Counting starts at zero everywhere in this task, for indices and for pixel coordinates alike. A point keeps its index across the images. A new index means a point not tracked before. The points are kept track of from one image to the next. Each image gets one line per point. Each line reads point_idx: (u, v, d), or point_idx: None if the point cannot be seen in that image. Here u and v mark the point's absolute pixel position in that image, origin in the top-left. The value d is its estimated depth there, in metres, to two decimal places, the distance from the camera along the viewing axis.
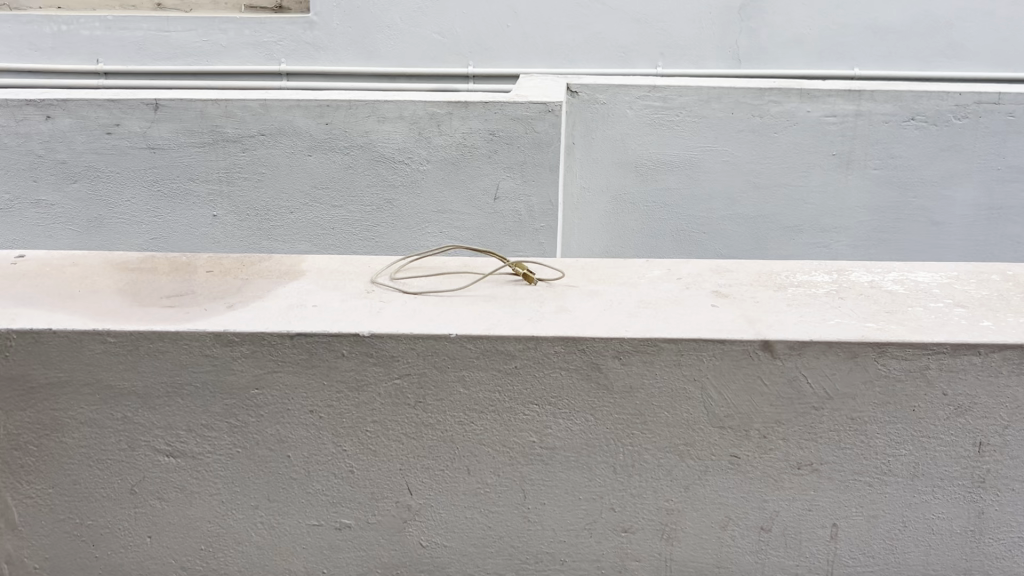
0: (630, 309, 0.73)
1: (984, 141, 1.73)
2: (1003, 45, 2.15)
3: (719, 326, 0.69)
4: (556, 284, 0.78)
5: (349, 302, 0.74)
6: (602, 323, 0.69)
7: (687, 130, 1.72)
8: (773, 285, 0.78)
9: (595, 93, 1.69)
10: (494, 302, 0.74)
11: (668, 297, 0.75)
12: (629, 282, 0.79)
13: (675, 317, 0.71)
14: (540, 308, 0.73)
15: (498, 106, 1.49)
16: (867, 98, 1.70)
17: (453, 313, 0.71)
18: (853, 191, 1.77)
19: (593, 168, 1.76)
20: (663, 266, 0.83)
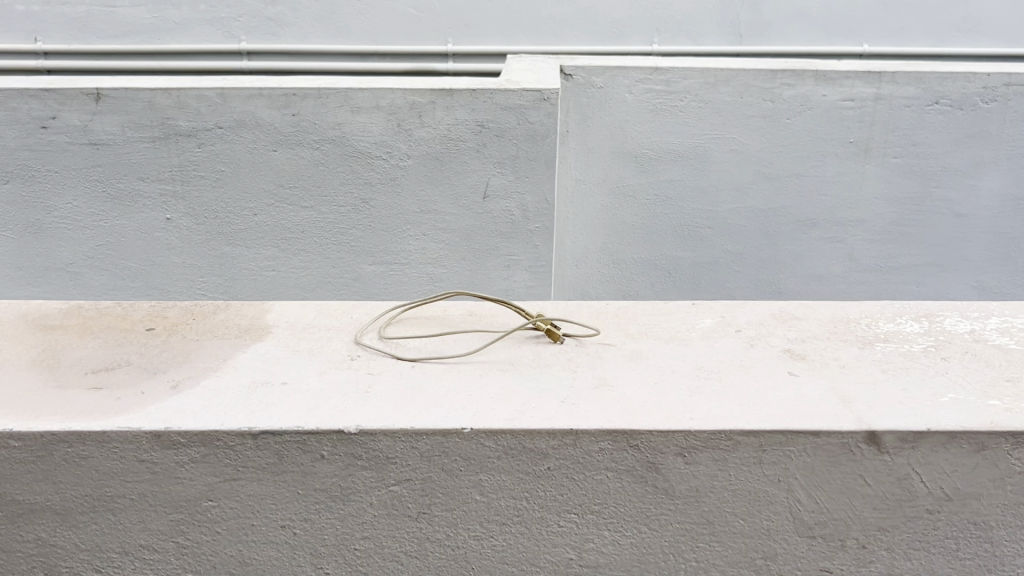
0: (688, 381, 0.57)
1: (1013, 126, 1.57)
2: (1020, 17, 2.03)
3: (807, 411, 0.54)
4: (588, 343, 0.63)
5: (328, 376, 0.58)
6: (658, 407, 0.54)
7: (692, 116, 1.56)
8: (855, 341, 0.63)
9: (591, 76, 1.53)
10: (513, 373, 0.58)
11: (731, 362, 0.60)
12: (678, 338, 0.63)
13: (746, 393, 0.56)
14: (573, 383, 0.57)
15: (487, 94, 1.33)
16: (887, 80, 1.55)
17: (464, 393, 0.56)
18: (871, 181, 1.61)
19: (588, 158, 1.60)
20: (714, 313, 0.68)
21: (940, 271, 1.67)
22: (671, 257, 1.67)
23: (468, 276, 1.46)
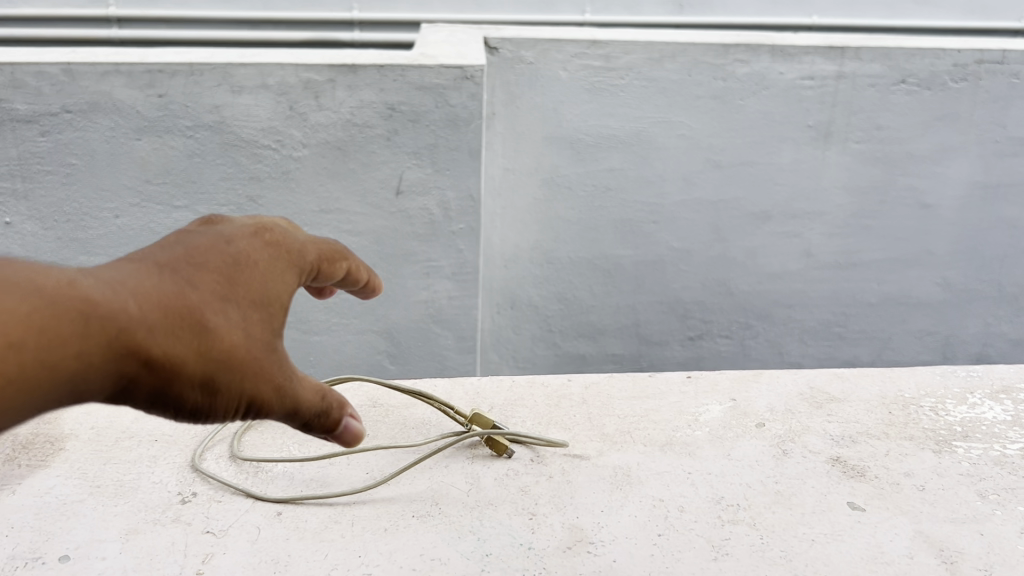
0: (720, 513, 0.52)
1: (984, 108, 1.41)
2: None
3: (880, 572, 0.48)
4: (579, 461, 0.57)
5: (132, 545, 0.51)
6: (711, 569, 0.48)
7: (635, 96, 1.36)
8: (915, 440, 0.60)
9: (520, 50, 1.32)
10: (492, 513, 0.53)
11: (772, 490, 0.55)
12: (687, 449, 0.58)
13: (793, 537, 0.51)
14: (569, 527, 0.51)
15: (398, 72, 1.10)
16: (851, 56, 1.37)
17: (352, 572, 0.48)
18: (831, 169, 1.44)
19: (517, 145, 1.39)
20: (741, 409, 0.63)
21: (902, 267, 1.52)
22: (611, 256, 1.48)
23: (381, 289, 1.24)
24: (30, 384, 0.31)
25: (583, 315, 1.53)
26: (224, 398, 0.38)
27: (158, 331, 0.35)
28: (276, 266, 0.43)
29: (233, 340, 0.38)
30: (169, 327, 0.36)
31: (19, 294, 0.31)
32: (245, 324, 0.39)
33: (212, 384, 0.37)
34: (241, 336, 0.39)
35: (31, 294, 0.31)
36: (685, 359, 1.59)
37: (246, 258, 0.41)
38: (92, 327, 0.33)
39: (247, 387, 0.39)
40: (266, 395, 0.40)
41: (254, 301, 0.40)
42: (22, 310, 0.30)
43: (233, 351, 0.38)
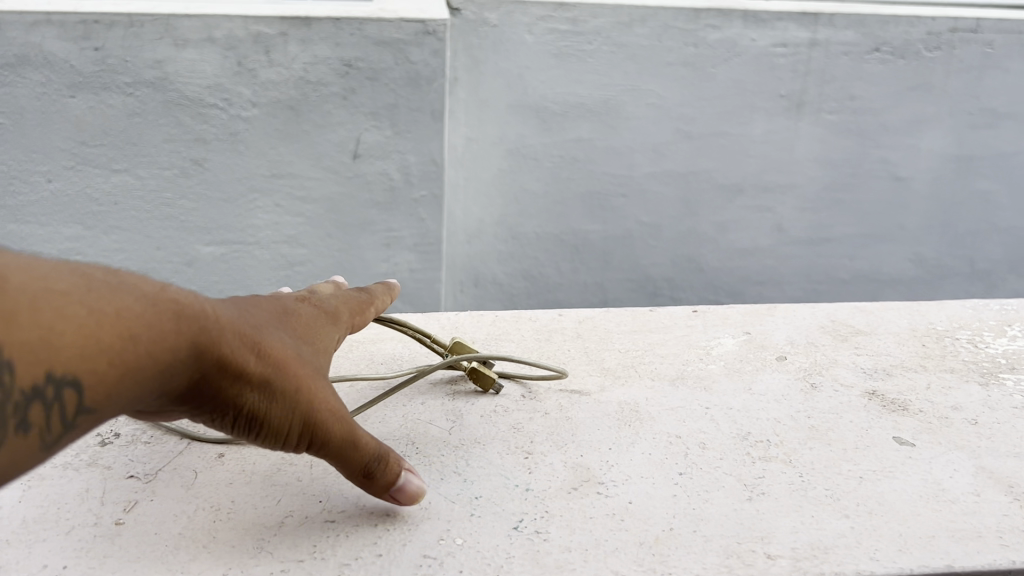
0: (749, 451, 0.48)
1: (958, 78, 1.38)
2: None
3: (946, 511, 0.44)
4: (580, 398, 0.54)
5: (34, 494, 0.44)
6: (746, 511, 0.43)
7: (603, 62, 1.31)
8: (957, 373, 0.58)
9: (483, 11, 1.26)
10: (481, 453, 0.48)
11: (808, 427, 0.51)
12: (702, 383, 0.55)
13: (837, 475, 0.46)
14: (571, 467, 0.47)
15: (355, 26, 1.04)
16: (825, 23, 1.32)
17: (310, 518, 0.42)
18: (803, 140, 1.40)
19: (480, 113, 1.33)
20: (765, 345, 0.61)
21: (876, 243, 1.49)
22: (579, 231, 1.42)
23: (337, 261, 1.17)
24: (137, 368, 0.35)
25: (549, 294, 1.47)
26: (285, 410, 0.40)
27: (231, 339, 0.38)
28: (321, 321, 0.48)
29: (290, 358, 0.41)
30: (246, 337, 0.39)
31: (130, 292, 0.36)
32: (299, 351, 0.42)
33: (272, 391, 0.39)
34: (298, 356, 0.42)
35: (138, 294, 0.36)
36: None
37: (292, 312, 0.46)
38: (181, 323, 0.36)
39: (308, 403, 0.40)
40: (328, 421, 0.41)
41: (300, 339, 0.44)
42: (133, 306, 0.35)
43: (295, 367, 0.41)
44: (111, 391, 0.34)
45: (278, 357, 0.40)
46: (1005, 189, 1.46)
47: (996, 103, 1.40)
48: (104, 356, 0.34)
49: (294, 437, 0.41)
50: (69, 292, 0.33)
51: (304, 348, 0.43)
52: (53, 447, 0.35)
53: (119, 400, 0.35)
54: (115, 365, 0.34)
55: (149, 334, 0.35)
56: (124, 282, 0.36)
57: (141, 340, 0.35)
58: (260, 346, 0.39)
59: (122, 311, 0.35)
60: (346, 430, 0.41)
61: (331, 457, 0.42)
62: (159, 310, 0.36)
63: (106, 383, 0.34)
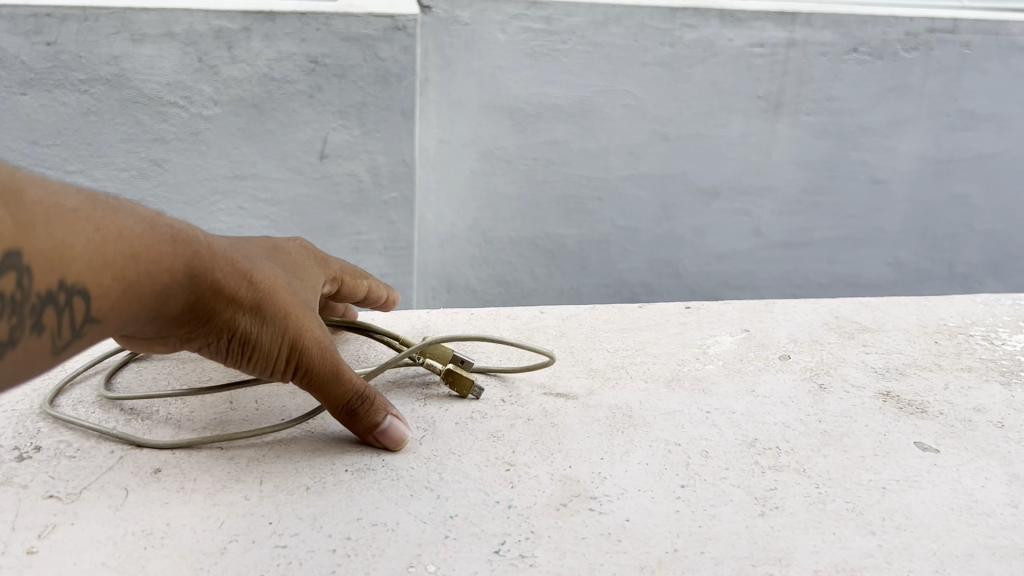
0: (758, 459, 0.45)
1: (935, 79, 1.36)
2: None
3: (981, 526, 0.41)
4: (567, 402, 0.50)
5: None
6: (759, 528, 0.40)
7: (577, 62, 1.28)
8: (974, 372, 0.55)
9: (454, 9, 1.22)
10: (456, 464, 0.44)
11: (820, 431, 0.48)
12: (699, 385, 0.52)
13: (857, 486, 0.43)
14: (560, 480, 0.43)
15: (320, 21, 1.00)
16: (802, 22, 1.30)
17: (257, 543, 0.38)
18: (780, 142, 1.38)
19: (451, 113, 1.29)
20: (765, 342, 0.58)
21: (854, 247, 1.46)
22: (553, 235, 1.39)
23: None
24: (138, 286, 0.36)
25: (524, 300, 1.43)
26: (274, 334, 0.41)
27: (223, 263, 0.40)
28: (311, 260, 0.49)
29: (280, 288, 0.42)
30: (235, 264, 0.41)
31: (130, 214, 0.37)
32: (288, 281, 0.44)
33: (262, 315, 0.41)
34: (288, 285, 0.43)
35: (138, 216, 0.37)
36: None
37: (283, 250, 0.47)
38: (177, 248, 0.38)
39: (297, 332, 0.41)
40: (315, 347, 0.42)
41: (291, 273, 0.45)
42: (132, 227, 0.36)
43: (284, 294, 0.42)
44: (114, 305, 0.36)
45: (266, 286, 0.41)
46: (983, 192, 1.45)
47: (974, 104, 1.39)
48: (108, 271, 0.35)
49: (282, 365, 0.42)
50: (80, 209, 0.34)
51: (295, 281, 0.45)
52: (58, 355, 0.36)
53: (121, 316, 0.37)
54: (118, 280, 0.35)
55: (147, 255, 0.36)
56: (123, 205, 0.37)
57: (143, 258, 0.36)
58: (250, 275, 0.41)
59: (123, 231, 0.36)
60: (332, 363, 0.42)
61: (320, 390, 0.43)
62: (157, 233, 0.37)
63: (109, 299, 0.36)
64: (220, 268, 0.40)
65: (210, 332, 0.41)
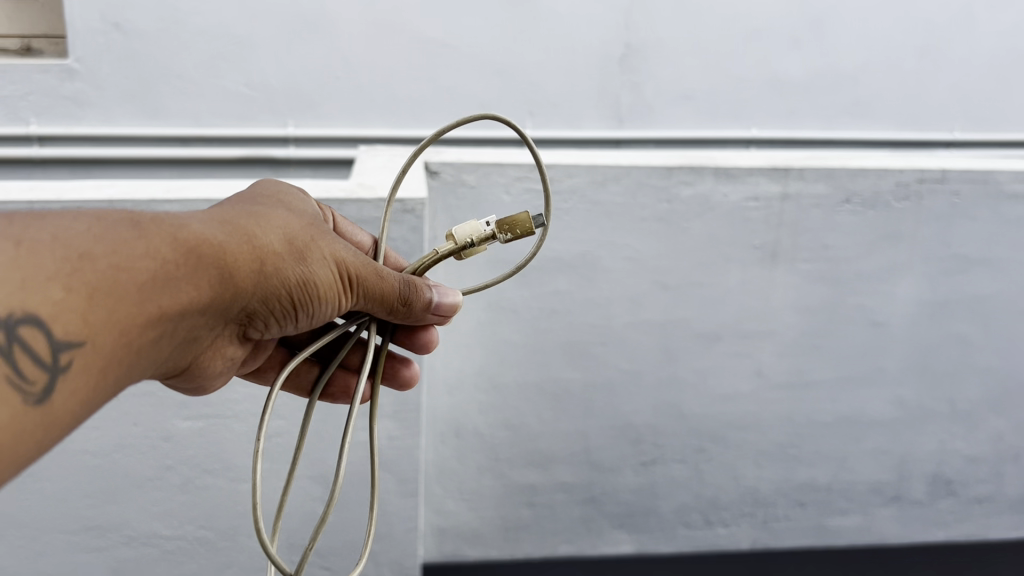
0: None
1: (927, 226, 1.41)
2: (914, 88, 1.79)
3: None
4: None
5: None
6: None
7: (579, 220, 1.34)
8: None
9: (461, 173, 1.30)
10: None
11: None
12: None
13: None
14: None
15: (333, 206, 1.06)
16: (795, 177, 1.36)
17: None
18: (779, 289, 1.41)
19: (458, 269, 1.35)
20: None
21: (855, 386, 1.49)
22: (559, 380, 1.42)
23: (314, 432, 1.14)
24: (121, 287, 0.50)
25: (530, 444, 1.45)
26: (320, 266, 0.63)
27: (228, 239, 0.59)
28: (274, 203, 0.66)
29: (279, 240, 0.62)
30: (235, 232, 0.60)
31: (90, 224, 0.51)
32: (292, 220, 0.64)
33: (299, 255, 0.63)
34: (299, 227, 0.64)
35: (88, 233, 0.50)
36: (640, 487, 1.51)
37: (264, 198, 0.66)
38: (149, 237, 0.53)
39: (329, 257, 0.64)
40: (350, 261, 0.64)
41: (284, 211, 0.65)
42: (85, 240, 0.49)
43: (302, 236, 0.63)
44: (99, 301, 0.49)
45: (269, 241, 0.61)
46: (981, 332, 1.48)
47: (967, 249, 1.43)
48: (73, 278, 0.47)
49: (338, 293, 0.64)
50: (35, 232, 0.47)
51: (292, 216, 0.65)
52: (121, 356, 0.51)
53: (138, 312, 0.51)
54: (81, 297, 0.48)
55: (128, 248, 0.51)
56: (88, 217, 0.51)
57: (95, 261, 0.49)
58: (251, 235, 0.60)
59: (83, 237, 0.49)
60: (370, 266, 0.64)
61: (373, 293, 0.64)
62: (127, 227, 0.52)
63: (112, 294, 0.49)
64: (225, 238, 0.58)
65: (258, 288, 0.61)
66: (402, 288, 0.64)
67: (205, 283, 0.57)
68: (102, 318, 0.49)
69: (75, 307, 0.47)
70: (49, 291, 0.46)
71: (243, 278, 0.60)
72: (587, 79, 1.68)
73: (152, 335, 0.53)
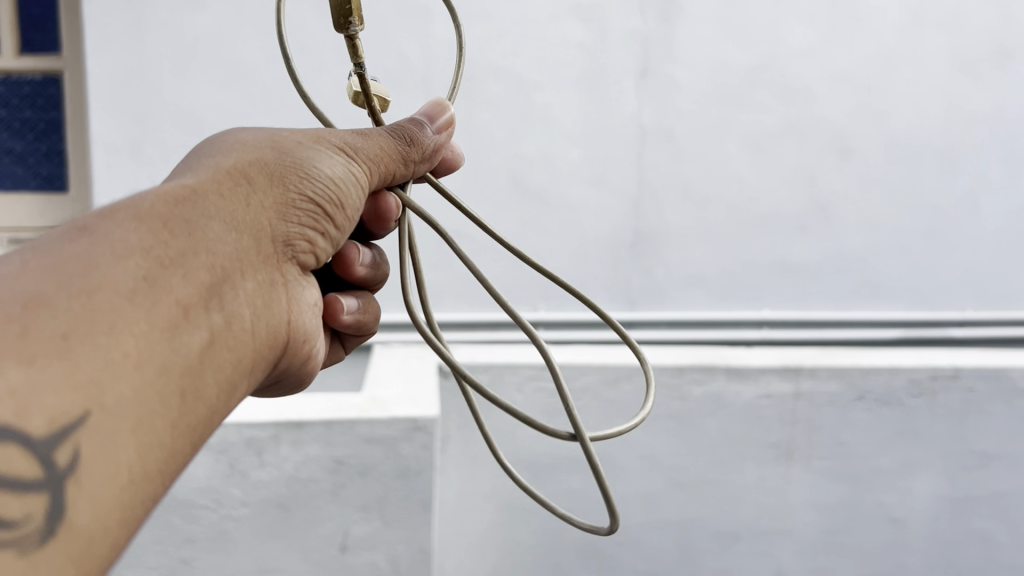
0: None
1: (942, 422, 1.40)
2: (921, 266, 1.49)
3: None
4: None
5: None
6: None
7: (592, 419, 1.34)
8: None
9: (473, 374, 1.32)
10: None
11: None
12: None
13: None
14: None
15: (347, 425, 1.10)
16: (806, 376, 1.37)
17: None
18: (796, 486, 1.40)
19: (472, 469, 1.34)
20: None
21: None
22: None
23: None
24: (94, 306, 0.37)
25: None
26: (317, 155, 0.52)
27: (203, 182, 0.46)
28: (212, 141, 0.53)
29: (259, 154, 0.50)
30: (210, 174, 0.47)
31: (12, 265, 0.37)
32: (251, 137, 0.53)
33: (290, 155, 0.51)
34: (265, 137, 0.52)
35: (13, 282, 0.35)
36: None
37: (200, 147, 0.54)
38: (99, 233, 0.40)
39: (313, 142, 0.53)
40: (337, 140, 0.54)
41: (233, 138, 0.53)
42: (7, 291, 0.35)
43: (271, 140, 0.52)
44: (89, 336, 0.36)
45: (248, 157, 0.50)
46: (1006, 529, 1.44)
47: (985, 444, 1.42)
48: (26, 345, 0.33)
49: (355, 174, 0.54)
50: None
51: (247, 136, 0.53)
52: (161, 393, 0.38)
53: (137, 313, 0.38)
54: (43, 363, 0.34)
55: (81, 258, 0.38)
56: (6, 260, 0.38)
57: (48, 303, 0.35)
58: (229, 165, 0.48)
59: (16, 282, 0.36)
60: (356, 134, 0.55)
61: (381, 161, 0.56)
62: (67, 240, 0.39)
63: (98, 324, 0.36)
64: (213, 179, 0.47)
65: (282, 209, 0.50)
66: (398, 136, 0.57)
67: (231, 233, 0.45)
68: (100, 355, 0.36)
69: (54, 369, 0.34)
70: (8, 374, 0.33)
71: (267, 215, 0.48)
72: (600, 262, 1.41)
73: (196, 332, 0.41)
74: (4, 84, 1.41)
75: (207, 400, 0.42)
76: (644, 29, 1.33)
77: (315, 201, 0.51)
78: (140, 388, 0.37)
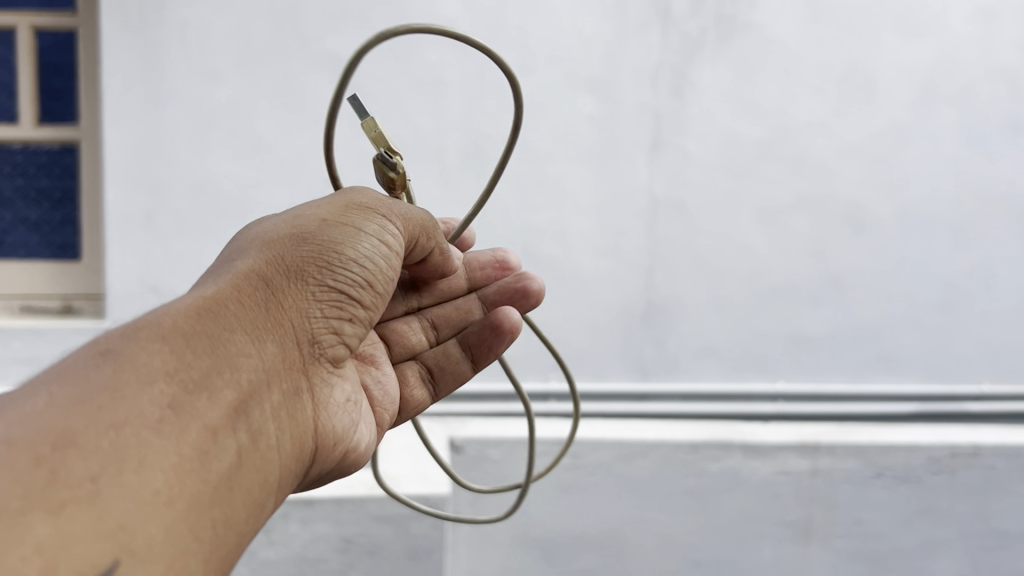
0: None
1: (963, 502, 1.37)
2: (937, 338, 1.47)
3: None
4: None
5: None
6: None
7: (605, 494, 1.32)
8: None
9: (484, 448, 1.30)
10: None
11: None
12: None
13: None
14: None
15: (355, 503, 1.08)
16: (824, 452, 1.34)
17: None
18: (814, 565, 1.37)
19: (483, 546, 1.32)
20: None
21: None
22: None
23: None
24: (122, 445, 0.40)
25: None
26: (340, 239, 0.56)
27: (227, 297, 0.51)
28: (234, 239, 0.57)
29: (280, 255, 0.54)
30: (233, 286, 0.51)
31: (48, 403, 0.41)
32: (269, 231, 0.56)
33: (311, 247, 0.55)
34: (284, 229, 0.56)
35: (48, 424, 0.39)
36: None
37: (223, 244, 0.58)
38: (128, 366, 0.44)
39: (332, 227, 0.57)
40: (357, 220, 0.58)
41: (253, 233, 0.57)
42: (43, 436, 0.39)
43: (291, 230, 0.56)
44: (118, 476, 0.39)
45: (269, 260, 0.54)
46: None
47: (1008, 524, 1.38)
48: (56, 494, 0.37)
49: (383, 254, 0.58)
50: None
51: (267, 230, 0.57)
52: (185, 520, 0.42)
53: (164, 445, 0.42)
54: (78, 508, 0.37)
55: (109, 397, 0.42)
56: (43, 394, 0.41)
57: (77, 445, 0.39)
58: (251, 273, 0.53)
59: (48, 424, 0.39)
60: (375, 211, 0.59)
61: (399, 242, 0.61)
62: (94, 375, 0.43)
63: (124, 463, 0.40)
64: (228, 289, 0.51)
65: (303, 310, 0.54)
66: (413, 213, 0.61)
67: (248, 350, 0.49)
68: (122, 494, 0.39)
69: (83, 514, 0.37)
70: (36, 527, 0.36)
71: (282, 321, 0.53)
72: (613, 332, 1.40)
73: (218, 455, 0.45)
74: (22, 154, 1.42)
75: (232, 520, 0.46)
76: (655, 103, 1.33)
77: (341, 292, 0.56)
78: (165, 519, 0.41)
